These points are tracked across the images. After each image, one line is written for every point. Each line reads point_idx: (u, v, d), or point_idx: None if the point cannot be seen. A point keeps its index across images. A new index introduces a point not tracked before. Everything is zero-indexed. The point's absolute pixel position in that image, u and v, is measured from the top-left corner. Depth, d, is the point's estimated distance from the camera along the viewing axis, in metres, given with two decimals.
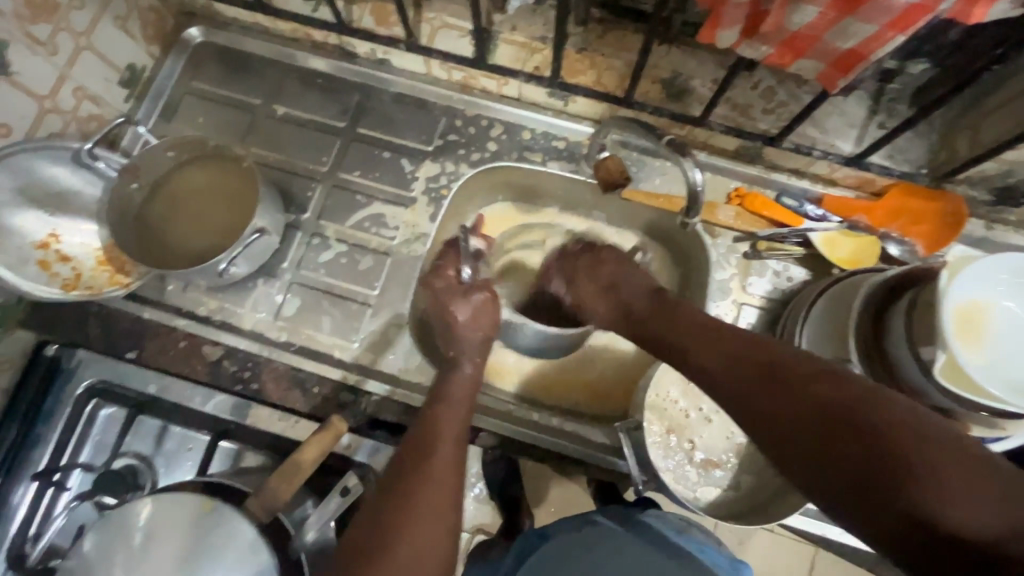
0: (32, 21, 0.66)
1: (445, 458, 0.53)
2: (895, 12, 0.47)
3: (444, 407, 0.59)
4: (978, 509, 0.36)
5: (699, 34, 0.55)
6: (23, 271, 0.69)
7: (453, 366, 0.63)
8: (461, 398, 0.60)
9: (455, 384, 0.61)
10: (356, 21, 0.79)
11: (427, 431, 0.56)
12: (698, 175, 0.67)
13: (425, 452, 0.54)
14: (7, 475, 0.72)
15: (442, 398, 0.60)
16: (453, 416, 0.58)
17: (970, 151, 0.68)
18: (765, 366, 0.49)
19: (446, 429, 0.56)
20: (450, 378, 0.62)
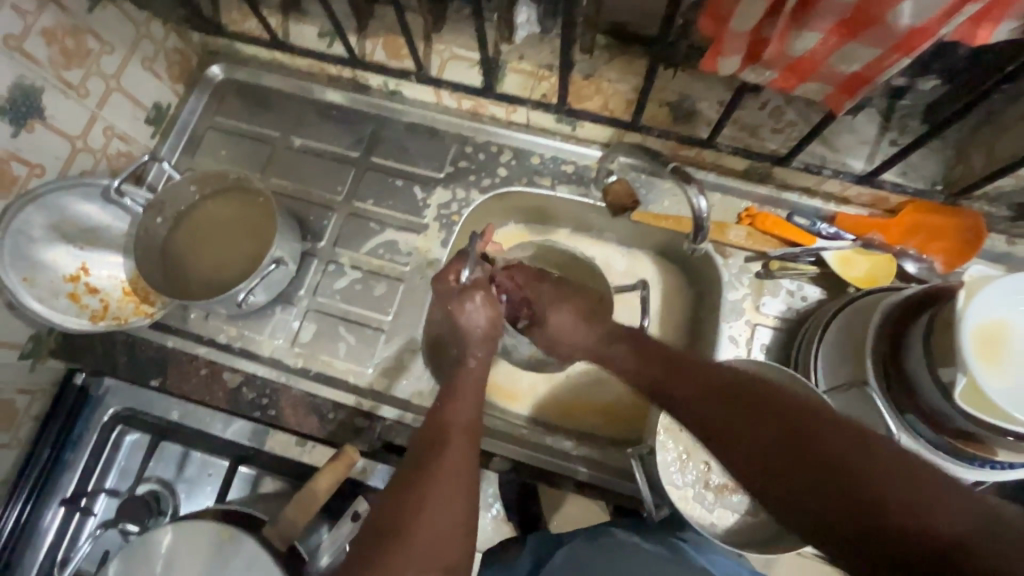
0: (65, 66, 0.69)
1: (459, 438, 0.56)
2: (899, 36, 0.47)
3: (457, 392, 0.61)
4: (946, 521, 0.38)
5: (702, 62, 0.55)
6: (56, 304, 0.71)
7: (461, 357, 0.65)
8: (470, 385, 0.62)
9: (465, 375, 0.63)
10: (369, 55, 0.82)
11: (436, 421, 0.57)
12: (698, 202, 0.68)
13: (438, 439, 0.55)
14: (36, 501, 0.74)
15: (453, 388, 0.61)
16: (464, 402, 0.60)
17: (985, 167, 0.67)
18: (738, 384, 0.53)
19: (454, 418, 0.58)
20: (458, 369, 0.64)
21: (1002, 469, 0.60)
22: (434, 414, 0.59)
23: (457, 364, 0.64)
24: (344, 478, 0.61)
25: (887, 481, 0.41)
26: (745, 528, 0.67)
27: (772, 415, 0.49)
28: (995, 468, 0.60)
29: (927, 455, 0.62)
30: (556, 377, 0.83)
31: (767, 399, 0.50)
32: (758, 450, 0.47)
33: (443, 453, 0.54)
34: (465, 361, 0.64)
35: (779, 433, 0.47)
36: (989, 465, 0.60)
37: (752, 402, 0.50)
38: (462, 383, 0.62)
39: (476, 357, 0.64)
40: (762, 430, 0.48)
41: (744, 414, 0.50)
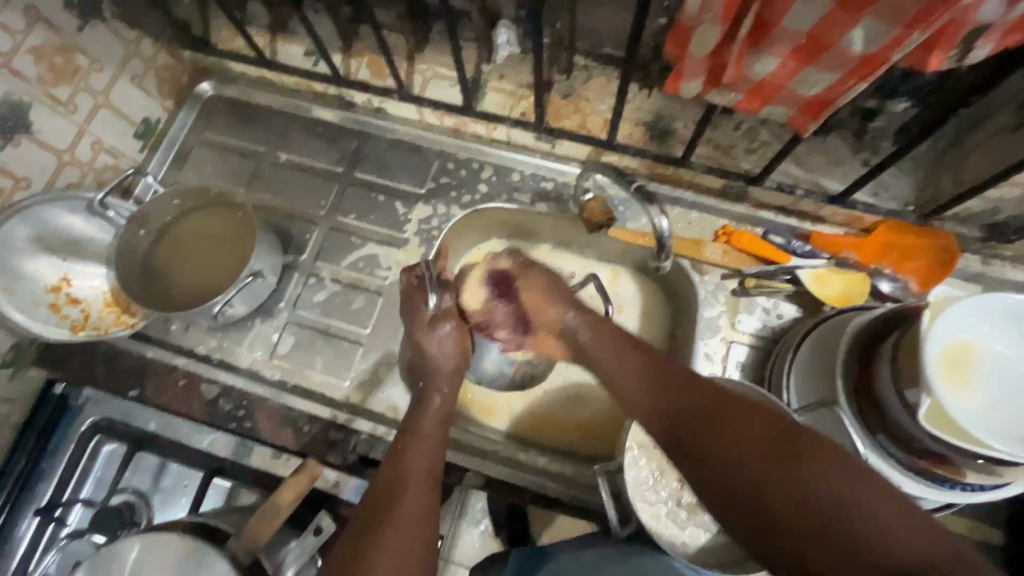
0: (54, 83, 0.71)
1: (416, 487, 0.55)
2: (854, 61, 0.48)
3: (418, 440, 0.60)
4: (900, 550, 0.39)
5: (665, 85, 0.56)
6: (36, 313, 0.72)
7: (426, 396, 0.65)
8: (431, 429, 0.61)
9: (425, 419, 0.62)
10: (353, 74, 0.84)
11: (393, 467, 0.57)
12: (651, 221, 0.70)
13: (396, 485, 0.55)
14: (10, 509, 0.73)
15: (412, 432, 0.61)
16: (422, 446, 0.59)
17: (954, 188, 0.67)
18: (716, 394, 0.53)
19: (411, 463, 0.57)
20: (420, 407, 0.64)
21: (972, 490, 0.59)
22: (391, 459, 0.58)
23: (418, 406, 0.64)
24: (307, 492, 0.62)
25: (848, 510, 0.42)
26: (717, 547, 0.66)
27: (795, 475, 0.45)
28: (965, 489, 0.59)
29: (897, 475, 0.61)
30: (533, 394, 0.83)
31: (786, 453, 0.46)
32: (769, 502, 0.45)
33: (398, 504, 0.53)
34: (429, 401, 0.64)
35: (793, 487, 0.44)
36: (959, 486, 0.59)
37: (778, 452, 0.47)
38: (423, 426, 0.61)
39: (437, 399, 0.64)
40: (778, 483, 0.45)
41: (760, 465, 0.47)
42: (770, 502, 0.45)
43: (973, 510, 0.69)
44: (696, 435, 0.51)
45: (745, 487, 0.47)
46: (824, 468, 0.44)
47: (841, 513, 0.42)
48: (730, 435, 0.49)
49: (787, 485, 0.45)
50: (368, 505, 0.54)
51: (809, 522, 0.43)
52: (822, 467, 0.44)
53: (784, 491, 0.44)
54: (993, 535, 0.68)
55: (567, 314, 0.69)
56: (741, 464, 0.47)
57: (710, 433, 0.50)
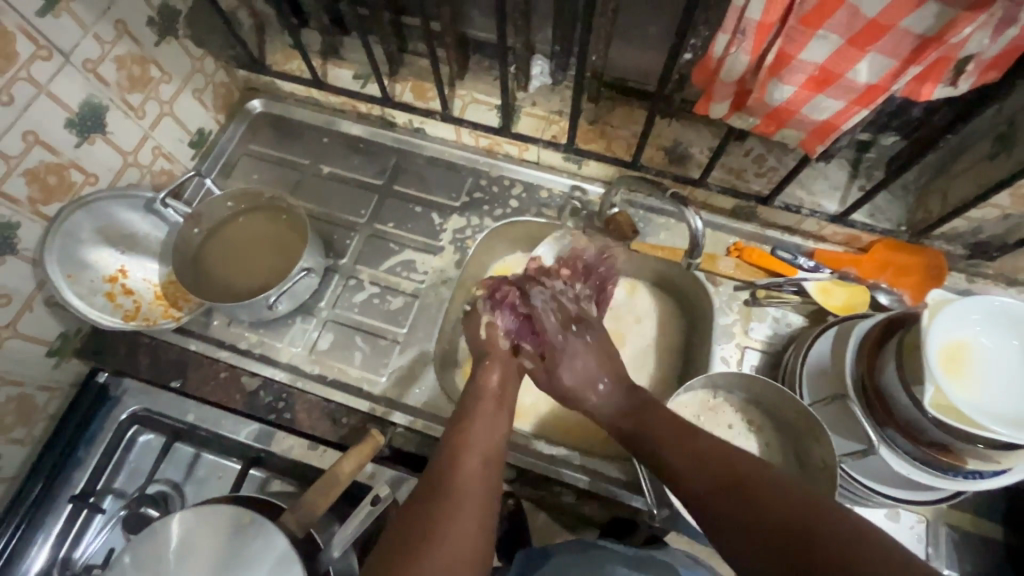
0: (130, 90, 0.77)
1: (477, 458, 0.59)
2: (859, 90, 0.56)
3: (478, 418, 0.64)
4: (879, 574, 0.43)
5: (697, 107, 0.66)
6: (93, 301, 0.76)
7: (481, 380, 0.70)
8: (487, 412, 0.65)
9: (483, 398, 0.67)
10: (398, 96, 0.92)
11: (455, 437, 0.61)
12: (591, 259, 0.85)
13: (458, 454, 0.59)
14: (47, 494, 0.75)
15: (469, 412, 0.65)
16: (483, 423, 0.63)
17: (941, 210, 0.76)
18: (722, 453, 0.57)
19: (473, 436, 0.62)
20: (476, 385, 0.69)
21: (974, 478, 0.65)
22: (451, 431, 0.63)
23: (476, 388, 0.69)
24: (368, 461, 0.64)
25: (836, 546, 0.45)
26: None
27: (754, 488, 0.53)
28: (965, 478, 0.65)
29: (905, 466, 0.67)
30: (557, 396, 0.86)
31: (753, 475, 0.54)
32: (732, 518, 0.52)
33: (462, 470, 0.57)
34: (484, 385, 0.69)
35: (759, 498, 0.52)
36: (962, 474, 0.64)
37: (744, 474, 0.54)
38: (478, 409, 0.66)
39: (490, 381, 0.70)
40: (741, 495, 0.53)
41: (719, 489, 0.54)
42: (731, 513, 0.52)
43: (972, 504, 0.74)
44: (670, 462, 0.59)
45: (713, 499, 0.54)
46: (783, 485, 0.52)
47: (794, 518, 0.49)
48: (703, 453, 0.58)
49: (752, 495, 0.52)
50: (432, 470, 0.58)
51: (759, 528, 0.50)
52: (784, 485, 0.52)
53: (748, 501, 0.52)
54: (990, 528, 0.73)
55: (600, 385, 0.71)
56: (710, 484, 0.55)
57: (695, 456, 0.58)
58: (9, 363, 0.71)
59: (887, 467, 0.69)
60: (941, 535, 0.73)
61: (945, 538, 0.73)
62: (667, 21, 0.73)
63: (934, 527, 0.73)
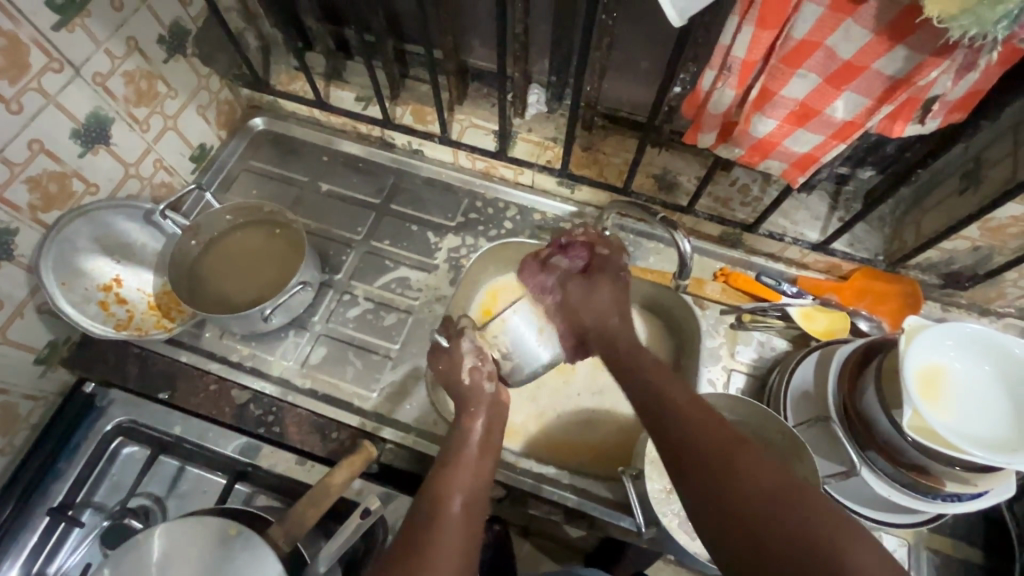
0: (136, 104, 0.79)
1: (457, 515, 0.55)
2: (836, 125, 0.60)
3: (457, 472, 0.60)
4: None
5: (686, 136, 0.69)
6: (86, 309, 0.76)
7: (466, 424, 0.65)
8: (467, 464, 0.61)
9: (466, 449, 0.62)
10: (398, 118, 0.95)
11: (435, 488, 0.58)
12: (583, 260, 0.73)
13: (436, 507, 0.56)
14: (23, 507, 0.73)
15: (449, 463, 0.61)
16: (461, 478, 0.59)
17: (915, 241, 0.80)
18: (711, 413, 0.54)
19: (454, 484, 0.58)
20: (461, 435, 0.64)
21: (952, 501, 0.66)
22: (432, 480, 0.59)
23: (458, 436, 0.64)
24: (358, 474, 0.64)
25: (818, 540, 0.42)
26: None
27: (728, 467, 0.49)
28: (944, 500, 0.66)
29: (886, 487, 0.68)
30: (546, 416, 0.87)
31: (731, 449, 0.50)
32: (705, 486, 0.49)
33: (437, 529, 0.54)
34: (469, 429, 0.64)
35: (732, 479, 0.48)
36: (940, 497, 0.66)
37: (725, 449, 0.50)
38: (460, 461, 0.61)
39: (474, 425, 0.64)
40: (716, 477, 0.49)
41: (712, 448, 0.50)
42: (706, 477, 0.49)
43: (953, 528, 0.76)
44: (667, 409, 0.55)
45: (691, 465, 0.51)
46: (759, 463, 0.48)
47: (773, 499, 0.46)
48: (700, 418, 0.53)
49: (724, 478, 0.48)
50: (405, 534, 0.54)
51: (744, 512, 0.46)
52: (759, 464, 0.48)
53: (722, 490, 0.48)
54: (971, 552, 0.75)
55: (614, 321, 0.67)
56: (691, 449, 0.51)
57: (682, 421, 0.54)
58: None
59: (869, 489, 0.70)
60: (922, 558, 0.74)
61: (927, 562, 0.74)
62: (658, 57, 0.77)
63: (916, 551, 0.74)
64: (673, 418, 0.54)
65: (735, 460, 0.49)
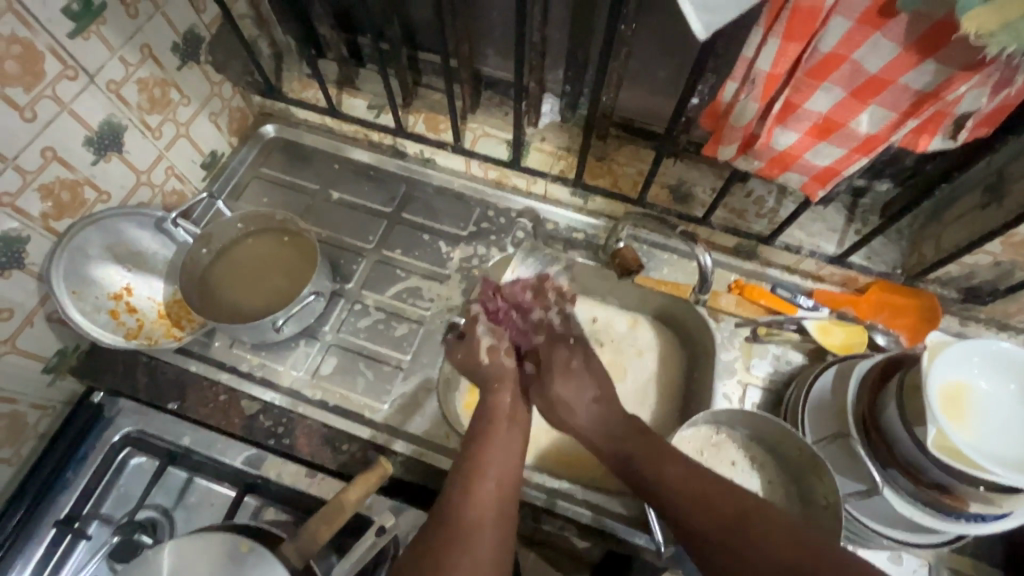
0: (149, 111, 0.78)
1: (489, 487, 0.62)
2: (860, 138, 0.59)
3: (488, 445, 0.66)
4: None
5: (704, 149, 0.68)
6: (96, 318, 0.76)
7: (492, 400, 0.73)
8: (499, 440, 0.67)
9: (496, 427, 0.69)
10: (410, 127, 0.94)
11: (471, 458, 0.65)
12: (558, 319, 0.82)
13: (471, 477, 0.63)
14: (30, 519, 0.72)
15: (483, 441, 0.67)
16: (494, 454, 0.66)
17: (935, 255, 0.79)
18: (703, 477, 0.63)
19: (490, 455, 0.65)
20: (490, 405, 0.72)
21: (977, 522, 0.65)
22: (468, 451, 0.67)
23: (489, 412, 0.72)
24: (372, 492, 0.62)
25: None
26: None
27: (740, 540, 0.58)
28: (967, 521, 0.65)
29: (909, 507, 0.67)
30: (559, 429, 0.86)
31: (739, 523, 0.59)
32: (709, 533, 0.59)
33: (473, 501, 0.61)
34: (494, 406, 0.72)
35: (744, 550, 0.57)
36: (965, 518, 0.65)
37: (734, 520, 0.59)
38: (491, 438, 0.67)
39: (499, 400, 0.73)
40: (726, 550, 0.58)
41: (706, 511, 0.60)
42: (710, 537, 0.59)
43: (975, 548, 0.74)
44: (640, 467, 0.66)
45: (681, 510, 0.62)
46: (762, 541, 0.57)
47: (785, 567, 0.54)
48: (688, 496, 0.62)
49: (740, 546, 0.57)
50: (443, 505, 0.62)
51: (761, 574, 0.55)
52: (770, 535, 0.57)
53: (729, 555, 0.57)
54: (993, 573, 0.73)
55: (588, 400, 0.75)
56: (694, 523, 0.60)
57: (658, 474, 0.65)
58: (3, 379, 0.69)
59: (891, 508, 0.68)
60: None
61: None
62: (675, 68, 0.77)
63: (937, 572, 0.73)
64: (666, 496, 0.63)
65: (742, 536, 0.58)
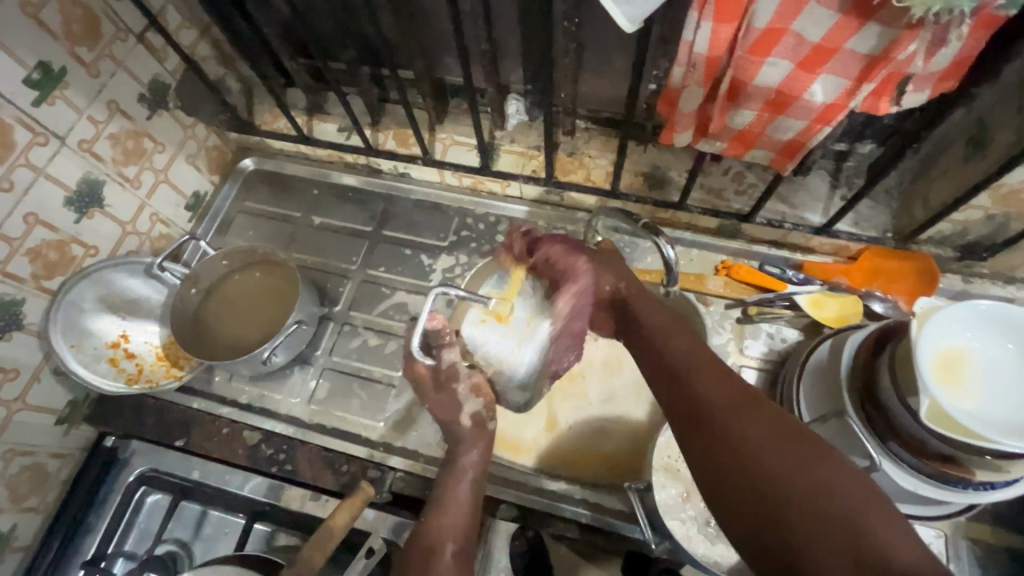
0: (125, 163, 0.81)
1: (451, 548, 0.56)
2: (818, 109, 0.57)
3: (441, 516, 0.59)
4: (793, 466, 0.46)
5: (662, 136, 0.67)
6: (98, 367, 0.80)
7: (459, 455, 0.63)
8: (459, 502, 0.60)
9: (457, 488, 0.61)
10: (381, 144, 0.95)
11: (434, 509, 0.60)
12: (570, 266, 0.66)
13: (430, 536, 0.57)
14: (60, 561, 0.77)
15: (442, 506, 0.60)
16: (453, 520, 0.59)
17: (925, 214, 0.76)
18: (736, 389, 0.53)
19: (454, 493, 0.61)
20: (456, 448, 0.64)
21: (985, 490, 0.62)
22: (433, 493, 0.62)
23: (451, 471, 0.63)
24: (360, 514, 0.64)
25: (762, 439, 0.48)
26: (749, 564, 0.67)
27: (735, 426, 0.50)
28: (978, 490, 0.62)
29: (912, 480, 0.65)
30: (557, 430, 0.85)
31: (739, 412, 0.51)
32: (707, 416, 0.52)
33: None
34: (461, 462, 0.63)
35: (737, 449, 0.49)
36: (972, 486, 0.62)
37: (734, 417, 0.50)
38: (449, 498, 0.60)
39: (469, 458, 0.63)
40: (723, 436, 0.50)
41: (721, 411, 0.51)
42: (709, 431, 0.51)
43: (993, 515, 0.72)
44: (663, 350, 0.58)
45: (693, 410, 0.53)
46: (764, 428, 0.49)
47: (726, 414, 0.51)
48: (706, 382, 0.54)
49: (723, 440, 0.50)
50: None
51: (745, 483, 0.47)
52: (769, 427, 0.49)
53: (727, 441, 0.49)
54: (1014, 538, 0.71)
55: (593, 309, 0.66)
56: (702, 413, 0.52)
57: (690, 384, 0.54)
58: (19, 435, 0.74)
59: (894, 482, 0.67)
60: (961, 550, 0.71)
61: (967, 552, 0.71)
62: (630, 53, 0.75)
63: (953, 542, 0.71)
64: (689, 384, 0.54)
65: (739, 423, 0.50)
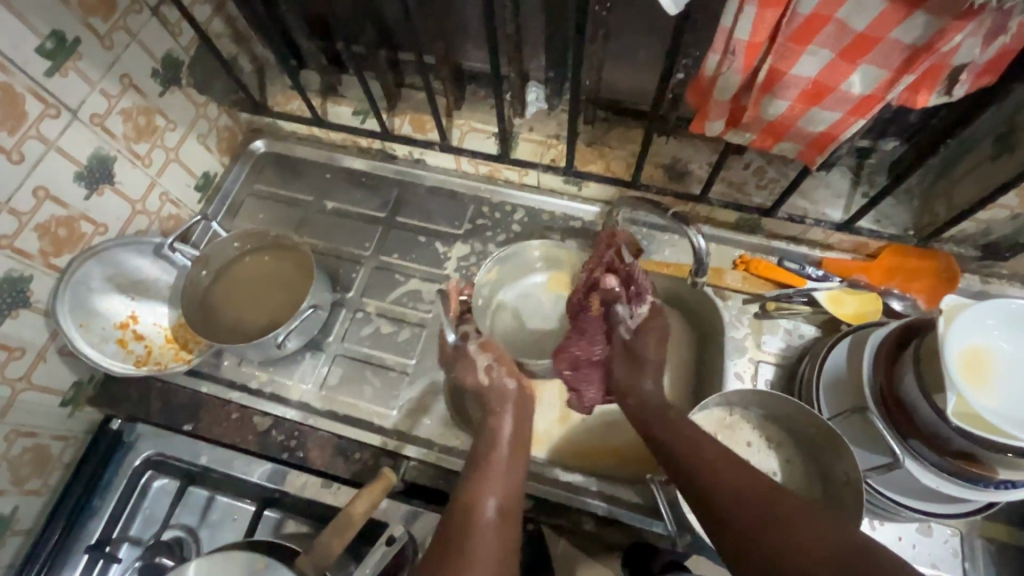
0: (136, 140, 0.79)
1: (496, 503, 0.57)
2: (854, 100, 0.56)
3: (485, 471, 0.60)
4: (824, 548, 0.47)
5: (692, 126, 0.65)
6: (106, 348, 0.78)
7: (494, 421, 0.66)
8: (500, 461, 0.62)
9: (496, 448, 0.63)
10: (397, 129, 0.93)
11: (477, 468, 0.61)
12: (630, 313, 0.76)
13: (475, 488, 0.58)
14: (64, 546, 0.76)
15: (484, 464, 0.61)
16: (497, 477, 0.60)
17: (948, 213, 0.75)
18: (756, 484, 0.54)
19: (496, 452, 0.63)
20: (491, 425, 0.66)
21: (1004, 489, 0.63)
22: (472, 453, 0.64)
23: (488, 432, 0.65)
24: (379, 502, 0.63)
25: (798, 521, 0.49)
26: None
27: (768, 509, 0.51)
28: (997, 488, 0.63)
29: (934, 478, 0.64)
30: (569, 422, 0.84)
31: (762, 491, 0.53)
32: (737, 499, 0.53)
33: (477, 529, 0.54)
34: (496, 428, 0.65)
35: (776, 535, 0.49)
36: (992, 485, 0.62)
37: (770, 500, 0.52)
38: (489, 460, 0.62)
39: (503, 423, 0.66)
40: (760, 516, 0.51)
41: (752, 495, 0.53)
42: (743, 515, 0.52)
43: (1008, 515, 0.72)
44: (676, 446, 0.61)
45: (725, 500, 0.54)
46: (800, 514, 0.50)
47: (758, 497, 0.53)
48: (724, 466, 0.57)
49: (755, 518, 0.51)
50: (445, 533, 0.55)
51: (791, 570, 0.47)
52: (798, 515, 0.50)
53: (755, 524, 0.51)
54: None
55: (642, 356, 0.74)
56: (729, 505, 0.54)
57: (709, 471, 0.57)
58: (23, 415, 0.72)
59: (913, 480, 0.66)
60: (976, 548, 0.71)
61: (981, 551, 0.71)
62: (658, 42, 0.74)
63: (969, 541, 0.71)
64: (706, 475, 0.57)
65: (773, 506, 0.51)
